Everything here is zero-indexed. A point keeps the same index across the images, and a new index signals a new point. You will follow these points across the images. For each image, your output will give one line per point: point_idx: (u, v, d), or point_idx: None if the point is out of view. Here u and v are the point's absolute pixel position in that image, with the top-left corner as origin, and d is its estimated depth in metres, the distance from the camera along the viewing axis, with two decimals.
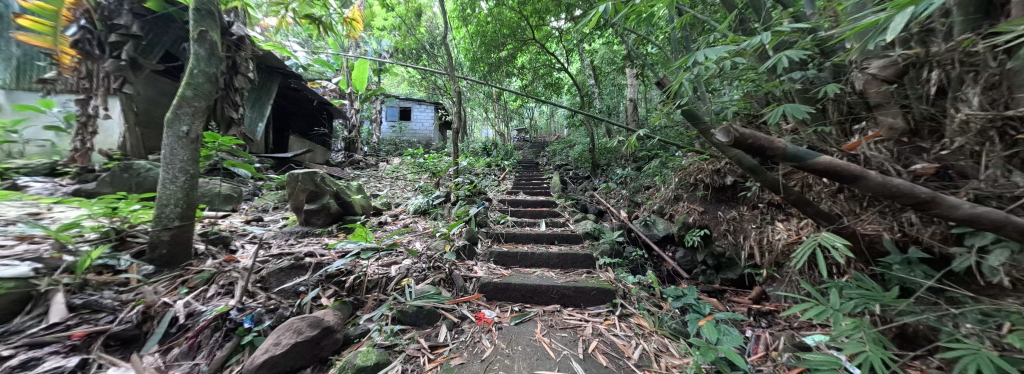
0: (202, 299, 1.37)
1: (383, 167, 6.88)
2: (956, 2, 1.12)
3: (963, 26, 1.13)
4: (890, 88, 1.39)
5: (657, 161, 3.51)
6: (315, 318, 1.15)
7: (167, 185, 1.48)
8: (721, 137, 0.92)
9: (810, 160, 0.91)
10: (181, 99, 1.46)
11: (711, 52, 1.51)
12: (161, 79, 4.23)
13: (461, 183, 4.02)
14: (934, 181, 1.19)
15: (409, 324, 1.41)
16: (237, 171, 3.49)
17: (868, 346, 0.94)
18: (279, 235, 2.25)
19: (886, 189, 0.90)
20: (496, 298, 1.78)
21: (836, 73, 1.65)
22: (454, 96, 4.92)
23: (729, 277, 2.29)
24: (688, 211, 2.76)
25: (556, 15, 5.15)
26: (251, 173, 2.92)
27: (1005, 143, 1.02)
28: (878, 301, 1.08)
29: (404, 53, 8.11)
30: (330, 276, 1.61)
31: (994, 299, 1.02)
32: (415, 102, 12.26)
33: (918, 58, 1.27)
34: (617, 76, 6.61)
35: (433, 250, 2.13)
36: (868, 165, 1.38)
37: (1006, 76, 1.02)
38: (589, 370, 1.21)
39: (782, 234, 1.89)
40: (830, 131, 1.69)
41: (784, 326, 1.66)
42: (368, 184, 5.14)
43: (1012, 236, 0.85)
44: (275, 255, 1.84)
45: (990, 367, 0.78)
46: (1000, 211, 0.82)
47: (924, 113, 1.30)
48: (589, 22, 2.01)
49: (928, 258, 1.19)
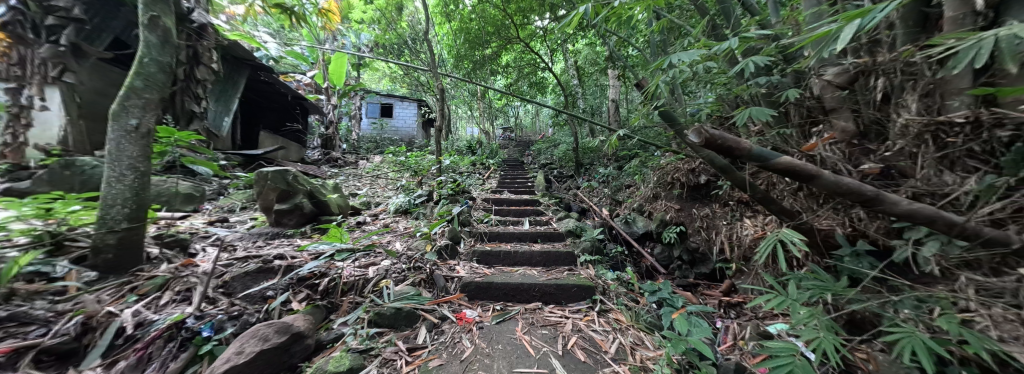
0: (154, 307, 1.26)
1: (363, 165, 6.66)
2: (899, 16, 1.24)
3: (905, 38, 1.25)
4: (842, 94, 1.50)
5: (638, 161, 3.62)
6: (283, 324, 1.07)
7: (113, 184, 1.34)
8: (693, 138, 0.97)
9: (772, 160, 0.96)
10: (129, 90, 1.32)
11: (684, 55, 1.59)
12: (111, 68, 3.87)
13: (444, 182, 3.96)
14: (878, 181, 1.31)
15: (387, 327, 1.36)
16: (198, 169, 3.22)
17: (822, 332, 1.03)
18: (247, 237, 2.12)
19: (838, 188, 0.97)
20: (478, 297, 1.78)
21: (797, 79, 1.77)
22: (439, 95, 4.89)
23: (702, 271, 2.41)
24: (666, 209, 2.87)
25: (540, 15, 5.18)
26: (214, 171, 2.72)
27: (937, 146, 1.15)
28: (831, 290, 1.17)
29: (384, 47, 7.85)
30: (302, 279, 1.54)
31: (927, 286, 1.14)
32: (397, 99, 11.95)
33: (866, 66, 1.38)
34: (600, 77, 6.75)
35: (413, 250, 2.10)
36: (824, 165, 1.49)
37: (940, 85, 1.14)
38: (568, 366, 1.22)
39: (749, 230, 2.01)
40: (792, 133, 1.80)
41: (750, 316, 1.77)
42: (347, 183, 4.97)
43: (941, 229, 0.96)
44: (240, 258, 1.72)
45: (926, 350, 0.86)
46: (932, 207, 0.91)
47: (871, 117, 1.42)
48: (570, 22, 2.06)
49: (873, 250, 1.31)
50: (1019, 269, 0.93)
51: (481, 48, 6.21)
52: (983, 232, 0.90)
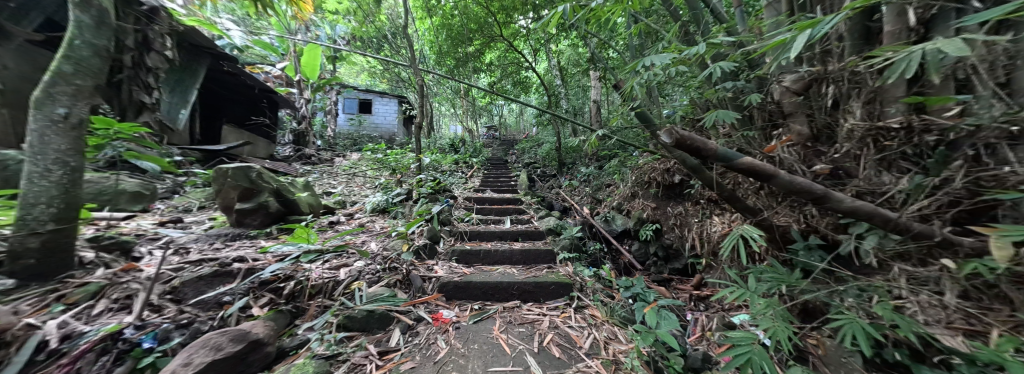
0: (86, 318, 1.14)
1: (339, 163, 6.39)
2: (847, 29, 1.34)
3: (852, 49, 1.34)
4: (798, 99, 1.61)
5: (617, 160, 3.72)
6: (239, 332, 0.99)
7: (36, 180, 1.19)
8: (665, 138, 1.00)
9: (735, 160, 1.01)
10: (55, 75, 1.18)
11: (657, 58, 1.65)
12: (41, 51, 3.44)
13: (425, 180, 3.88)
14: (827, 181, 1.43)
15: (357, 330, 1.31)
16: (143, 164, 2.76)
17: (776, 322, 1.10)
18: (202, 239, 1.96)
19: (793, 186, 1.04)
20: (456, 297, 1.75)
21: (760, 84, 1.87)
22: (419, 91, 4.79)
23: (676, 267, 2.54)
24: (643, 207, 2.97)
25: (523, 14, 5.20)
26: (163, 166, 2.46)
27: (876, 149, 1.27)
28: (787, 282, 1.26)
29: (362, 41, 7.54)
30: (264, 282, 1.45)
31: (867, 276, 1.26)
32: (376, 95, 11.57)
33: (818, 74, 1.49)
34: (582, 78, 6.85)
35: (389, 250, 2.04)
36: (782, 166, 1.60)
37: (879, 93, 1.26)
38: (543, 363, 1.23)
39: (717, 227, 2.12)
40: (755, 136, 1.91)
41: (717, 308, 1.89)
42: (322, 181, 4.75)
43: (879, 225, 1.06)
44: (194, 261, 1.59)
45: (863, 335, 0.95)
46: (871, 204, 1.00)
47: (823, 122, 1.54)
48: (550, 21, 2.08)
49: (822, 244, 1.42)
50: (941, 259, 1.05)
51: (464, 45, 6.16)
52: (912, 226, 1.00)
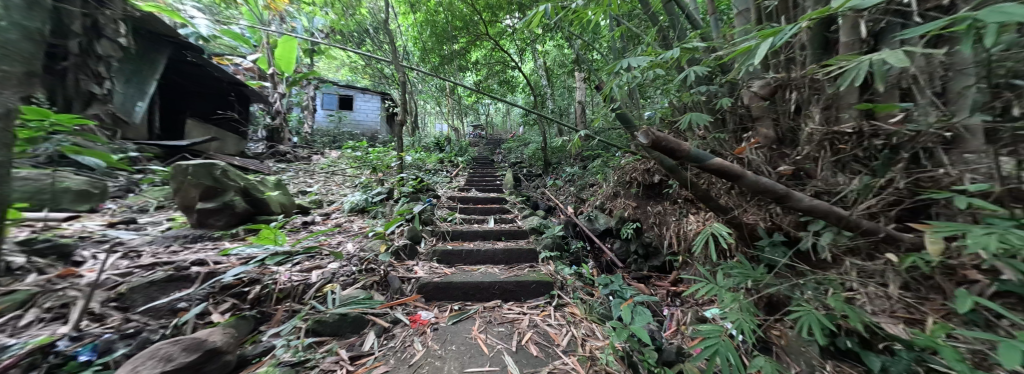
0: (11, 330, 1.02)
1: (317, 161, 6.13)
2: (808, 39, 1.42)
3: (814, 57, 1.42)
4: (765, 104, 1.70)
5: (601, 160, 3.79)
6: (193, 341, 0.92)
7: None
8: (641, 139, 1.02)
9: (706, 161, 1.05)
10: None
11: (634, 61, 1.69)
12: None
13: (407, 179, 3.79)
14: (790, 181, 1.51)
15: (329, 335, 1.26)
16: (87, 159, 2.47)
17: (740, 314, 1.16)
18: (157, 241, 1.83)
19: (758, 186, 1.10)
20: (436, 298, 1.72)
21: (731, 88, 1.95)
22: (402, 88, 4.68)
23: (655, 264, 2.58)
24: (625, 206, 3.05)
25: (508, 13, 5.19)
26: (109, 162, 2.23)
27: (832, 151, 1.35)
28: (752, 277, 1.33)
29: (342, 34, 7.26)
30: (225, 287, 1.37)
31: (823, 270, 1.34)
32: (358, 90, 11.21)
33: (783, 80, 1.57)
34: (567, 79, 6.92)
35: (366, 251, 1.98)
36: (750, 167, 1.67)
37: (835, 100, 1.35)
38: (520, 362, 1.23)
39: (693, 225, 2.20)
40: (726, 138, 1.99)
41: (691, 303, 1.97)
42: (297, 180, 4.54)
43: (833, 223, 1.13)
44: (145, 266, 1.48)
45: (818, 325, 1.01)
46: (827, 202, 1.07)
47: (787, 126, 1.62)
48: (532, 20, 2.08)
49: (784, 240, 1.50)
50: (886, 253, 1.14)
51: (449, 42, 6.09)
52: (862, 224, 1.08)
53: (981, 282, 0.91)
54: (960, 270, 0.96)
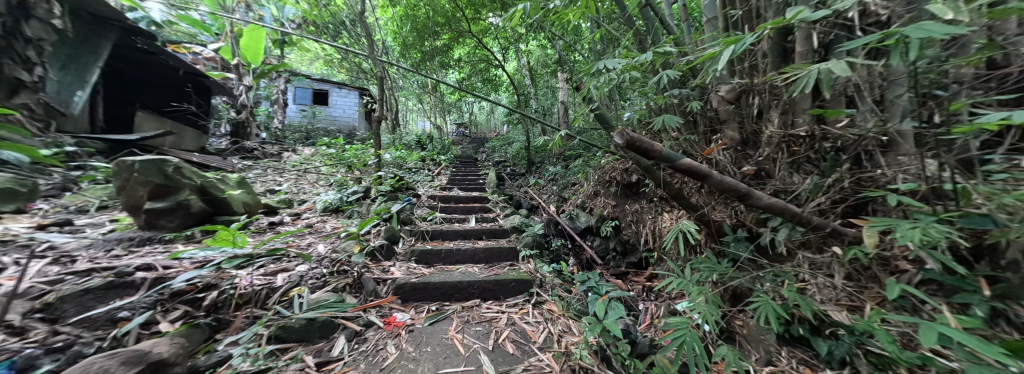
0: None
1: (289, 158, 5.80)
2: (768, 48, 1.52)
3: (773, 65, 1.52)
4: (731, 108, 1.79)
5: (582, 160, 3.85)
6: (134, 353, 0.83)
7: None
8: (617, 139, 1.05)
9: (676, 161, 1.10)
10: None
11: (611, 63, 1.73)
12: None
13: (385, 177, 3.67)
14: (752, 181, 1.61)
15: (294, 341, 1.20)
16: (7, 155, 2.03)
17: (704, 306, 1.22)
18: (97, 245, 1.66)
19: (724, 185, 1.16)
20: (412, 299, 1.68)
21: (701, 92, 2.05)
22: (381, 83, 4.52)
23: (632, 260, 2.69)
24: (604, 205, 3.13)
25: (491, 11, 5.17)
26: (35, 159, 1.99)
27: (788, 152, 1.45)
28: (717, 271, 1.41)
29: (316, 26, 6.91)
30: (176, 294, 1.27)
31: (779, 264, 1.44)
32: (335, 85, 10.72)
33: (746, 86, 1.67)
34: (550, 79, 6.99)
35: (339, 253, 1.90)
36: (717, 167, 1.76)
37: (791, 105, 1.45)
38: (496, 360, 1.23)
39: (666, 222, 2.29)
40: (697, 139, 2.08)
41: (664, 297, 2.05)
42: (266, 178, 4.27)
43: (788, 219, 1.22)
44: (80, 272, 1.33)
45: (773, 314, 1.08)
46: (782, 200, 1.15)
47: (750, 129, 1.73)
48: (512, 18, 2.08)
49: (747, 236, 1.60)
50: (832, 247, 1.24)
51: (431, 38, 5.98)
52: (812, 220, 1.17)
53: (910, 272, 1.02)
54: (891, 261, 1.09)
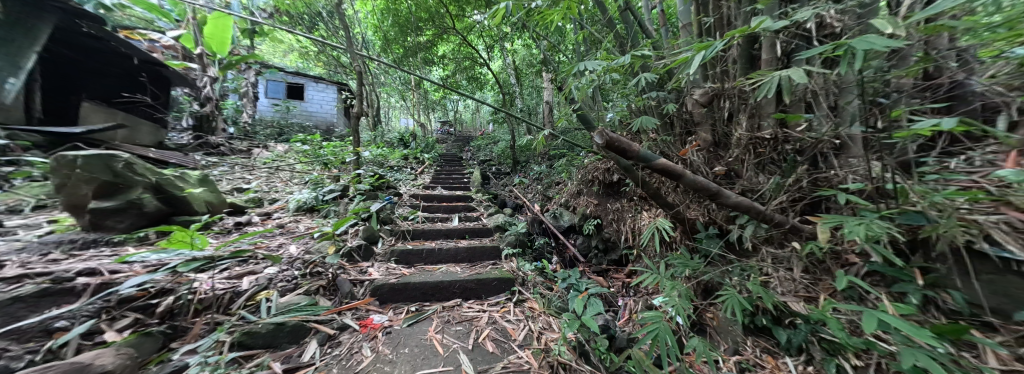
0: None
1: (260, 155, 5.48)
2: (738, 55, 1.59)
3: (742, 71, 1.60)
4: (704, 110, 1.87)
5: (565, 159, 3.90)
6: (74, 365, 0.75)
7: None
8: (597, 139, 1.07)
9: (653, 161, 1.14)
10: None
11: (592, 64, 1.76)
12: None
13: (364, 175, 3.55)
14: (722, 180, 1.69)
15: (261, 347, 1.14)
16: None
17: (676, 300, 1.27)
18: (31, 248, 1.50)
19: (696, 184, 1.21)
20: (391, 300, 1.64)
21: (677, 95, 2.13)
22: (360, 78, 4.36)
23: (613, 258, 2.77)
24: (587, 204, 3.19)
25: (476, 9, 5.12)
26: None
27: (755, 154, 1.54)
28: (690, 266, 1.47)
29: (290, 16, 6.55)
30: (124, 300, 1.17)
31: (746, 259, 1.53)
32: (311, 79, 10.24)
33: (718, 90, 1.75)
34: (535, 78, 7.02)
35: (312, 254, 1.82)
36: (691, 167, 1.84)
37: (757, 109, 1.54)
38: (475, 359, 1.23)
39: (645, 220, 2.37)
40: (673, 140, 2.16)
41: (642, 293, 2.12)
42: (234, 176, 4.01)
43: (754, 217, 1.29)
44: (7, 279, 1.19)
45: (738, 306, 1.14)
46: (748, 198, 1.22)
47: (721, 131, 1.81)
48: (495, 16, 2.06)
49: (717, 233, 1.68)
50: (792, 242, 1.33)
51: (414, 34, 5.84)
52: (775, 217, 1.25)
53: (857, 264, 1.12)
54: (843, 255, 1.18)
